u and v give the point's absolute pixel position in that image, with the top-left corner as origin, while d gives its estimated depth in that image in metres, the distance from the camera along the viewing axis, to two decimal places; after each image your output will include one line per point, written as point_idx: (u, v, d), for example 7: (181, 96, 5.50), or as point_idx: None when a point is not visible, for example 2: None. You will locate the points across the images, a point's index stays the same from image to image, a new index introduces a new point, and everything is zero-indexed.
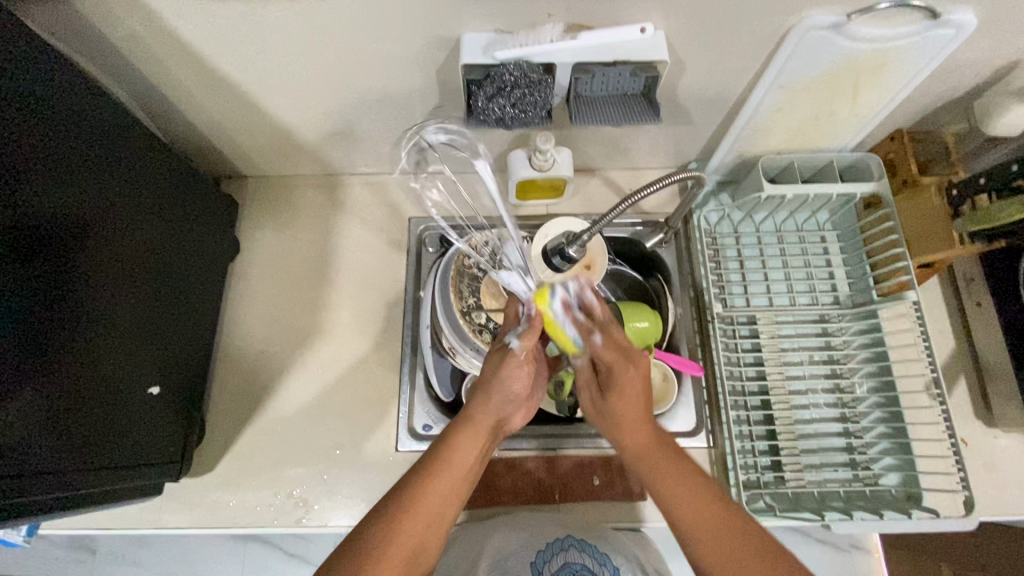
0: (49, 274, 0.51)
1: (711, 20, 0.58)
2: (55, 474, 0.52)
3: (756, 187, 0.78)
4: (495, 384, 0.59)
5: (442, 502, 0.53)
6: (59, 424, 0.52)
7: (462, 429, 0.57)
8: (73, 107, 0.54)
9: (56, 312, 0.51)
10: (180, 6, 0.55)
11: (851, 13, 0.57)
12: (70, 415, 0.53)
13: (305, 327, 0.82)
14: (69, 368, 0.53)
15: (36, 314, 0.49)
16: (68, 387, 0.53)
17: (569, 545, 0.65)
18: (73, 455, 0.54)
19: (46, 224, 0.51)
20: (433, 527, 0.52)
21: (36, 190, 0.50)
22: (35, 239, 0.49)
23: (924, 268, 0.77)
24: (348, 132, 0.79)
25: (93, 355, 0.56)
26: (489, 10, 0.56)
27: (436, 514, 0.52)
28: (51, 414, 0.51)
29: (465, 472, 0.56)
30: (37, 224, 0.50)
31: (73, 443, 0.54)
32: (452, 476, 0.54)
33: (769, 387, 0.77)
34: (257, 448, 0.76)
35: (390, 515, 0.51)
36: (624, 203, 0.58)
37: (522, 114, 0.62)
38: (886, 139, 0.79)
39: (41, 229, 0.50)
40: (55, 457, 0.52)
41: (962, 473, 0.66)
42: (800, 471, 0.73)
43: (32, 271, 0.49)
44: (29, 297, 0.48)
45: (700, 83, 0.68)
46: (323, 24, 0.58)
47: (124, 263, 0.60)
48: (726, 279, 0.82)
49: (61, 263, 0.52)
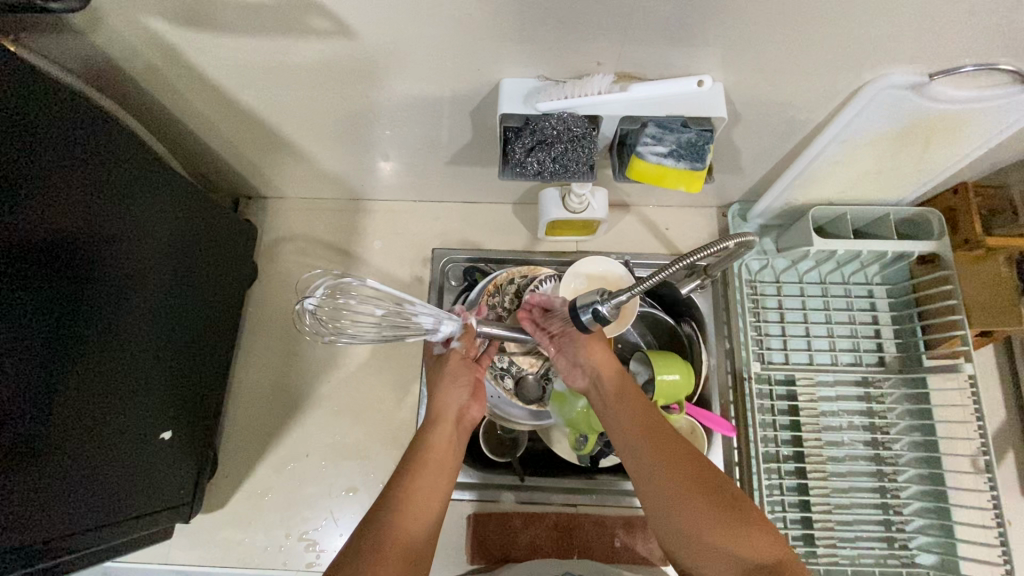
0: (61, 309, 0.49)
1: (774, 74, 0.53)
2: (54, 516, 0.50)
3: (805, 240, 0.73)
4: (445, 382, 0.61)
5: (431, 490, 0.52)
6: (61, 454, 0.50)
7: (428, 425, 0.57)
8: (87, 147, 0.51)
9: (65, 334, 0.49)
10: (201, 42, 0.52)
11: (932, 73, 0.52)
12: (69, 448, 0.51)
13: (323, 358, 0.80)
14: (74, 397, 0.51)
15: (45, 343, 0.47)
16: (77, 414, 0.51)
17: None
18: (72, 498, 0.52)
19: (59, 265, 0.49)
20: (427, 515, 0.51)
21: (41, 229, 0.47)
22: (36, 277, 0.46)
23: (981, 336, 0.73)
24: (374, 161, 0.75)
25: (100, 383, 0.54)
26: (533, 57, 0.52)
27: (428, 502, 0.51)
28: (54, 443, 0.49)
29: (444, 461, 0.55)
30: (39, 263, 0.46)
31: (67, 477, 0.51)
32: (431, 465, 0.54)
33: (804, 453, 0.73)
34: (269, 486, 0.74)
35: (380, 524, 0.49)
36: (683, 260, 0.48)
37: (563, 169, 0.59)
38: (949, 191, 0.73)
39: (42, 267, 0.47)
40: (49, 489, 0.49)
41: (1008, 566, 0.63)
42: (832, 546, 0.69)
43: (45, 297, 0.47)
44: (35, 328, 0.46)
45: (755, 132, 0.63)
46: (357, 62, 0.54)
47: (138, 287, 0.58)
48: (764, 333, 0.78)
49: (73, 295, 0.50)
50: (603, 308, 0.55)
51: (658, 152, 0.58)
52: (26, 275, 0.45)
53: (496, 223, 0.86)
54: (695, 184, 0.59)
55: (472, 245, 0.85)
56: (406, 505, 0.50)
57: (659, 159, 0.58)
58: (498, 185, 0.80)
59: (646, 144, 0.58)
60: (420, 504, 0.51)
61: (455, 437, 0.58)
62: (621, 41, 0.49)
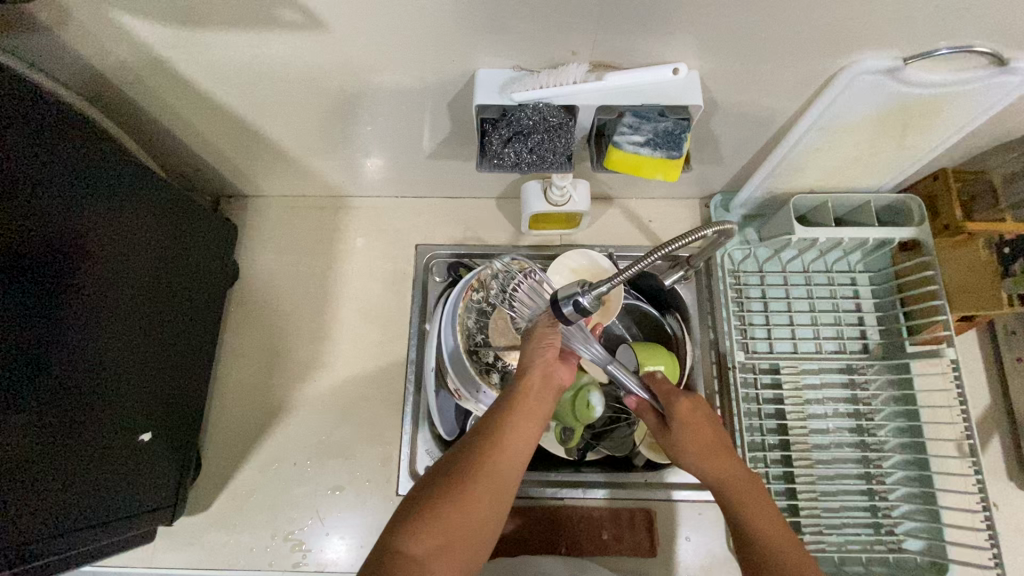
0: (31, 308, 0.47)
1: (750, 61, 0.53)
2: (31, 522, 0.50)
3: (787, 229, 0.73)
4: (533, 342, 0.58)
5: (523, 434, 0.51)
6: (36, 458, 0.49)
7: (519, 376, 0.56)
8: (61, 144, 0.50)
9: (40, 336, 0.49)
10: (172, 37, 0.51)
11: (907, 57, 0.52)
12: (42, 453, 0.50)
13: (307, 357, 0.80)
14: (50, 400, 0.50)
15: (19, 345, 0.46)
16: (53, 417, 0.50)
17: None
18: (51, 502, 0.51)
19: (33, 262, 0.48)
20: (518, 455, 0.50)
21: (16, 229, 0.46)
22: (13, 278, 0.45)
23: (963, 321, 0.73)
24: (353, 157, 0.74)
25: (77, 386, 0.53)
26: (507, 47, 0.51)
27: (520, 443, 0.51)
28: (31, 447, 0.48)
29: (534, 411, 0.53)
30: (14, 264, 0.46)
31: (44, 481, 0.50)
32: (523, 413, 0.52)
33: (790, 441, 0.73)
34: (254, 486, 0.74)
35: (458, 470, 0.47)
36: (670, 244, 0.48)
37: (540, 160, 0.59)
38: (928, 177, 0.74)
39: (18, 268, 0.46)
40: (21, 496, 0.48)
41: (994, 549, 0.63)
42: (819, 533, 0.69)
43: (21, 298, 0.46)
44: (12, 324, 0.46)
45: (734, 120, 0.63)
46: (331, 54, 0.54)
47: (115, 285, 0.57)
48: (748, 323, 0.78)
49: (47, 295, 0.49)
50: (583, 299, 0.54)
51: (633, 141, 0.58)
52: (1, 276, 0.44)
53: (478, 218, 0.85)
54: (672, 174, 0.59)
55: (456, 241, 0.85)
56: (498, 442, 0.50)
57: (636, 150, 0.58)
58: (479, 179, 0.80)
59: (620, 134, 0.58)
60: (512, 444, 0.50)
61: (546, 392, 0.55)
62: (595, 30, 0.49)
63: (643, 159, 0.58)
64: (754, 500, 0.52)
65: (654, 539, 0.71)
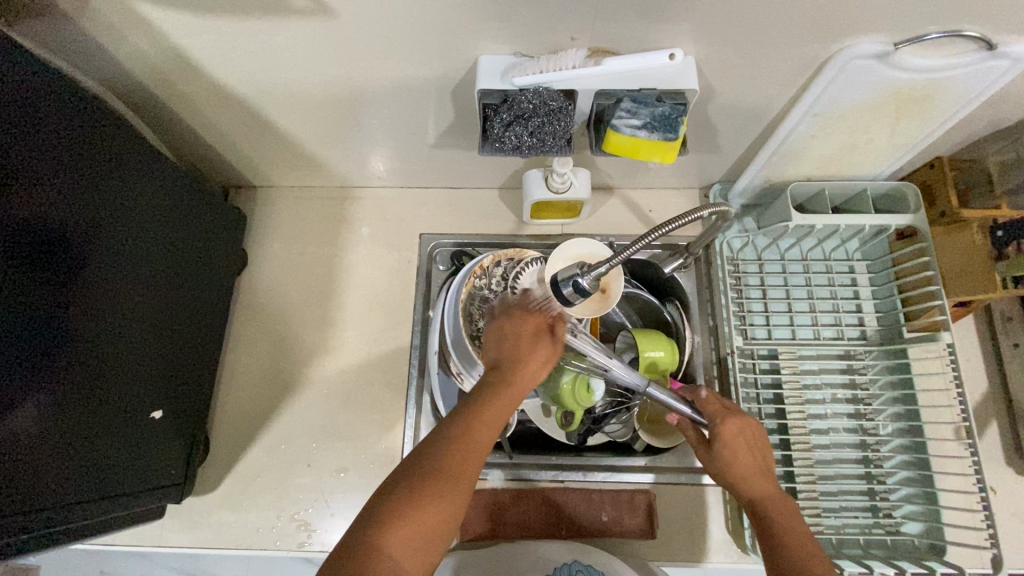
0: (54, 281, 0.50)
1: (745, 48, 0.54)
2: (49, 491, 0.51)
3: (784, 216, 0.74)
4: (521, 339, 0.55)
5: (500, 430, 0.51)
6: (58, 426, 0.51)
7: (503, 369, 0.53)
8: (79, 127, 0.52)
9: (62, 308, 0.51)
10: (186, 25, 0.53)
11: (897, 42, 0.53)
12: (61, 431, 0.51)
13: (313, 342, 0.81)
14: (71, 370, 0.52)
15: (40, 315, 0.48)
16: (71, 389, 0.52)
17: (575, 570, 0.67)
18: (68, 471, 0.53)
19: (55, 236, 0.50)
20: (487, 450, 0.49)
21: (39, 203, 0.48)
22: (36, 251, 0.48)
23: (959, 306, 0.74)
24: (359, 148, 0.77)
25: (94, 359, 0.55)
26: (508, 33, 0.53)
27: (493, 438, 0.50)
28: (52, 414, 0.50)
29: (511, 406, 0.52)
30: (36, 238, 0.48)
31: (63, 451, 0.52)
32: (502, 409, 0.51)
33: (789, 425, 0.74)
34: (261, 468, 0.75)
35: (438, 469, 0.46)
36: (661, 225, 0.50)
37: (541, 143, 0.61)
38: (925, 166, 0.75)
39: (40, 242, 0.48)
40: (42, 464, 0.50)
41: (992, 529, 0.63)
42: (817, 514, 0.70)
43: (43, 271, 0.48)
44: (34, 295, 0.48)
45: (731, 107, 0.64)
46: (339, 43, 0.55)
47: (131, 265, 0.59)
48: (747, 309, 0.79)
49: (68, 270, 0.51)
50: (582, 280, 0.57)
51: (631, 123, 0.59)
52: (26, 248, 0.47)
53: (481, 208, 0.87)
54: (669, 156, 0.61)
55: (458, 231, 0.86)
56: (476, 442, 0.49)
57: (633, 131, 0.60)
58: (482, 170, 0.82)
59: (618, 117, 0.59)
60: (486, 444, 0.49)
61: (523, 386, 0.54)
62: (593, 15, 0.50)
63: (641, 140, 0.59)
64: (785, 512, 0.55)
65: (653, 523, 0.72)
